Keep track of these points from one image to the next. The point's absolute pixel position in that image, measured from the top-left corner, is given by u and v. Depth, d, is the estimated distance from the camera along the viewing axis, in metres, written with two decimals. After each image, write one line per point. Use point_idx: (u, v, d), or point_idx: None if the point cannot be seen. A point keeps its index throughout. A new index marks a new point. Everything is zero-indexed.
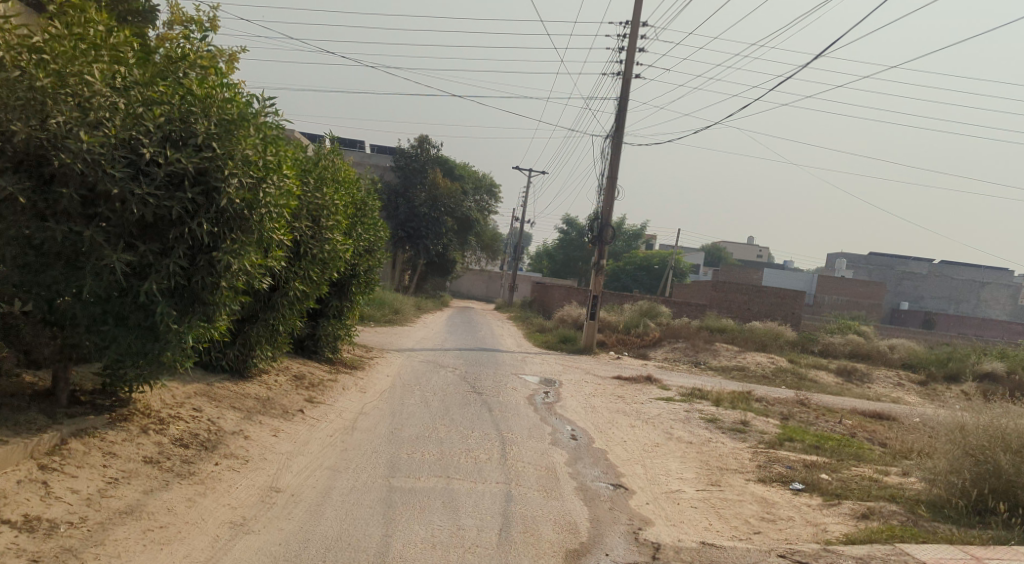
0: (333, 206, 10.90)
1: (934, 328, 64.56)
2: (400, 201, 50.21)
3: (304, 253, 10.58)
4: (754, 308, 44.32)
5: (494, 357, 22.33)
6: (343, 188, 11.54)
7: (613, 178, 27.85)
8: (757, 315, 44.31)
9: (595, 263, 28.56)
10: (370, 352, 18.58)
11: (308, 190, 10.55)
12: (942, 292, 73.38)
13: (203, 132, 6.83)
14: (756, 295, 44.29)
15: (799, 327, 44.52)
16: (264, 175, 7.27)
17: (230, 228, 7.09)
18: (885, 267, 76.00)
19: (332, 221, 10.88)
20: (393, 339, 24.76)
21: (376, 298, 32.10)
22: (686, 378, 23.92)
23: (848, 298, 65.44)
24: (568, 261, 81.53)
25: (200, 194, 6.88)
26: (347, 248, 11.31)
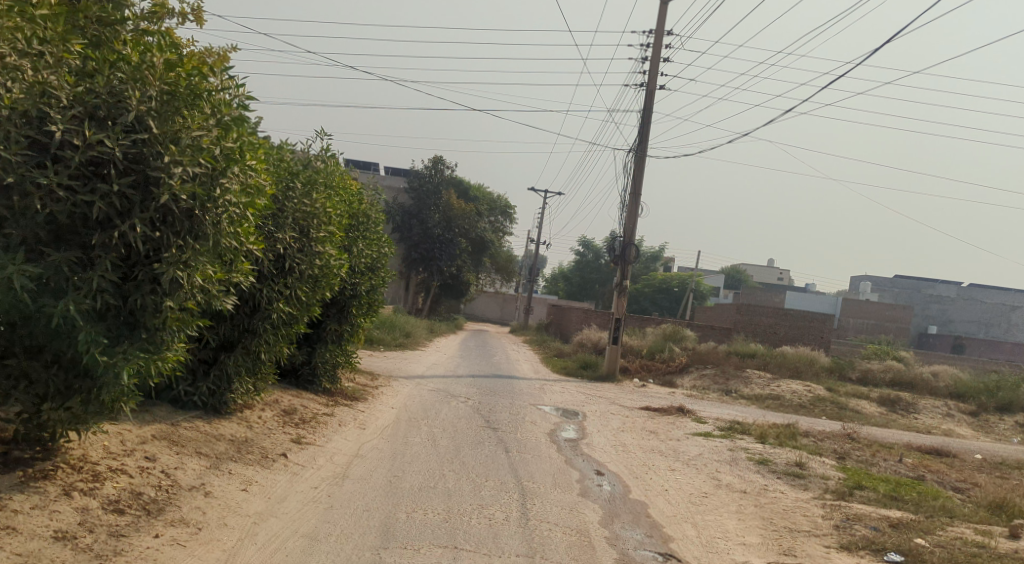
0: (328, 213, 9.45)
1: (965, 353, 62.54)
2: (414, 223, 48.61)
3: (290, 269, 9.07)
4: (782, 332, 42.55)
5: (510, 385, 20.79)
6: (339, 195, 10.03)
7: (636, 194, 26.35)
8: (784, 339, 42.47)
9: (617, 285, 26.99)
10: (376, 380, 17.05)
11: (294, 193, 9.14)
12: (972, 316, 71.44)
13: (138, 109, 5.75)
14: (783, 318, 42.47)
15: (829, 352, 42.66)
16: (219, 166, 6.12)
17: (174, 231, 5.96)
18: (912, 290, 74.12)
19: (327, 229, 9.44)
20: (404, 364, 23.23)
21: (386, 321, 30.63)
22: (719, 408, 22.33)
23: (875, 321, 63.55)
24: (585, 283, 79.83)
25: (131, 186, 5.78)
26: (342, 263, 9.77)
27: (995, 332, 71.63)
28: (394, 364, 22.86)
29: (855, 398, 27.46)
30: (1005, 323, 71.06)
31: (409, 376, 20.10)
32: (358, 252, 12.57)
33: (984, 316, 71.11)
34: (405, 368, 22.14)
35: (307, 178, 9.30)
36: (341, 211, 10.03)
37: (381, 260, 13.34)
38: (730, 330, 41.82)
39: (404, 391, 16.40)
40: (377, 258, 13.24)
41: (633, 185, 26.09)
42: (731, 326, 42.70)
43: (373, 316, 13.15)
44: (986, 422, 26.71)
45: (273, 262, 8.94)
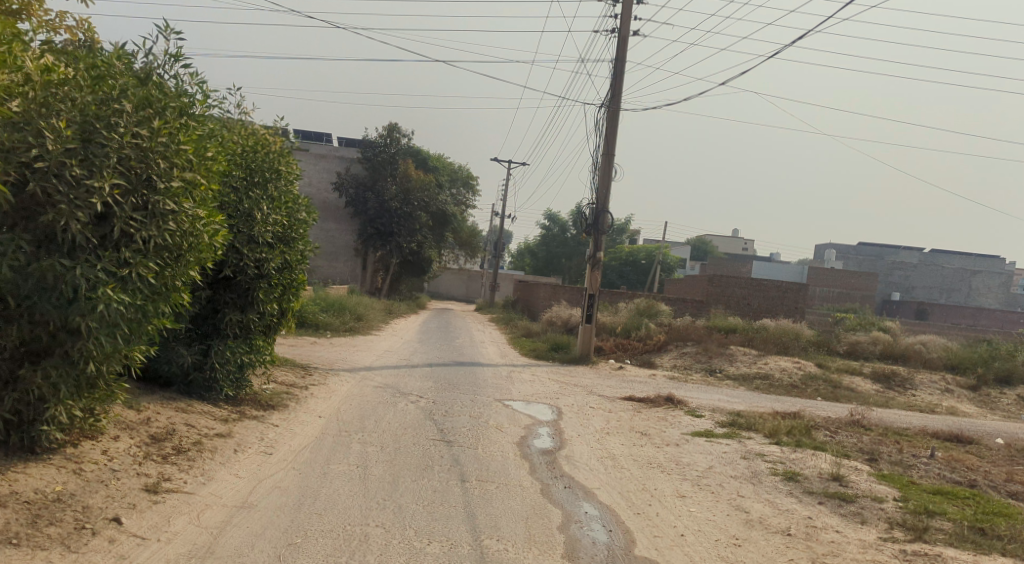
0: (183, 149, 7.01)
1: (929, 319, 60.74)
2: (369, 196, 44.92)
3: (120, 236, 6.64)
4: (757, 303, 40.15)
5: (471, 374, 18.12)
6: (201, 131, 7.49)
7: (609, 155, 23.57)
8: (758, 311, 40.07)
9: (590, 257, 24.28)
10: (308, 378, 14.22)
11: (126, 118, 6.63)
12: (933, 282, 69.74)
13: None
14: (757, 289, 40.02)
15: (807, 322, 40.32)
16: None
17: None
18: (876, 258, 72.44)
19: (186, 172, 7.04)
20: (351, 353, 20.43)
21: (335, 304, 27.74)
22: (705, 392, 19.75)
23: (841, 290, 61.88)
24: (551, 258, 77.17)
25: None
26: (203, 220, 7.33)
27: (956, 298, 69.91)
28: (339, 354, 20.02)
29: (849, 373, 25.03)
30: (965, 288, 70.27)
31: (353, 368, 17.30)
32: (261, 220, 9.84)
33: (946, 281, 70.00)
34: (353, 358, 19.32)
35: (144, 96, 6.74)
36: (213, 151, 7.52)
37: (301, 229, 10.48)
38: (703, 302, 39.34)
39: (343, 392, 13.59)
40: (294, 224, 10.40)
41: (605, 145, 23.32)
42: (703, 299, 40.23)
43: (284, 300, 10.35)
44: (991, 397, 24.37)
45: (94, 223, 6.53)
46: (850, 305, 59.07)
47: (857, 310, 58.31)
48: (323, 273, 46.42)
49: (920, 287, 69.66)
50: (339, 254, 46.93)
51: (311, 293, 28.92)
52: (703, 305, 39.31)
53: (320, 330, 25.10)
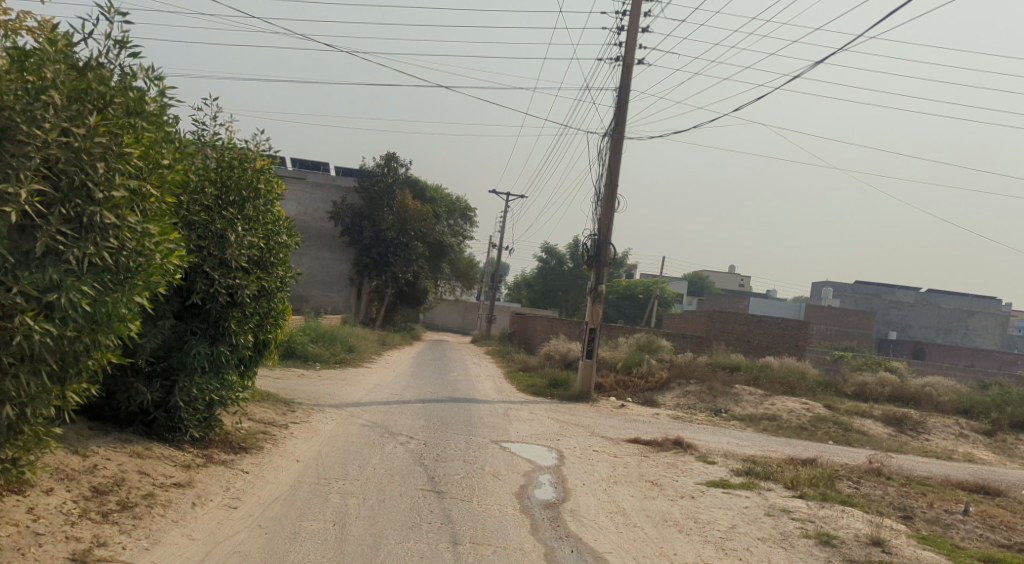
0: (128, 151, 6.37)
1: (925, 358, 59.69)
2: (365, 224, 43.63)
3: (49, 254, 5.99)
4: (758, 340, 39.14)
5: (465, 412, 17.08)
6: (151, 132, 6.71)
7: (612, 184, 22.64)
8: (759, 348, 39.03)
9: (591, 290, 23.31)
10: (289, 416, 13.16)
11: (56, 112, 5.98)
12: (929, 321, 69.31)
13: None
14: (758, 326, 39.00)
15: (808, 360, 39.31)
16: None
17: None
18: (873, 295, 71.86)
19: (131, 180, 6.40)
20: (339, 387, 19.35)
21: (325, 334, 26.71)
22: (711, 435, 18.70)
23: (838, 327, 61.12)
24: (547, 290, 76.23)
25: None
26: (155, 235, 6.65)
27: (952, 337, 68.91)
28: (327, 387, 18.97)
29: (860, 415, 23.96)
30: (961, 327, 69.34)
31: (340, 404, 16.24)
32: (236, 242, 8.83)
33: (941, 321, 69.16)
34: (341, 392, 18.26)
35: (79, 86, 6.12)
36: (169, 156, 6.92)
37: (281, 253, 9.46)
38: (703, 338, 38.34)
39: (326, 431, 12.52)
40: (272, 247, 9.36)
41: (608, 174, 22.40)
42: (703, 334, 39.22)
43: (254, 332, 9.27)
44: (1008, 442, 23.30)
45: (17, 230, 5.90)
46: (848, 343, 58.10)
47: (854, 348, 57.34)
48: (315, 302, 44.59)
49: (916, 326, 69.22)
50: (333, 283, 45.08)
51: (302, 322, 27.88)
52: (702, 342, 38.29)
53: (308, 362, 24.03)
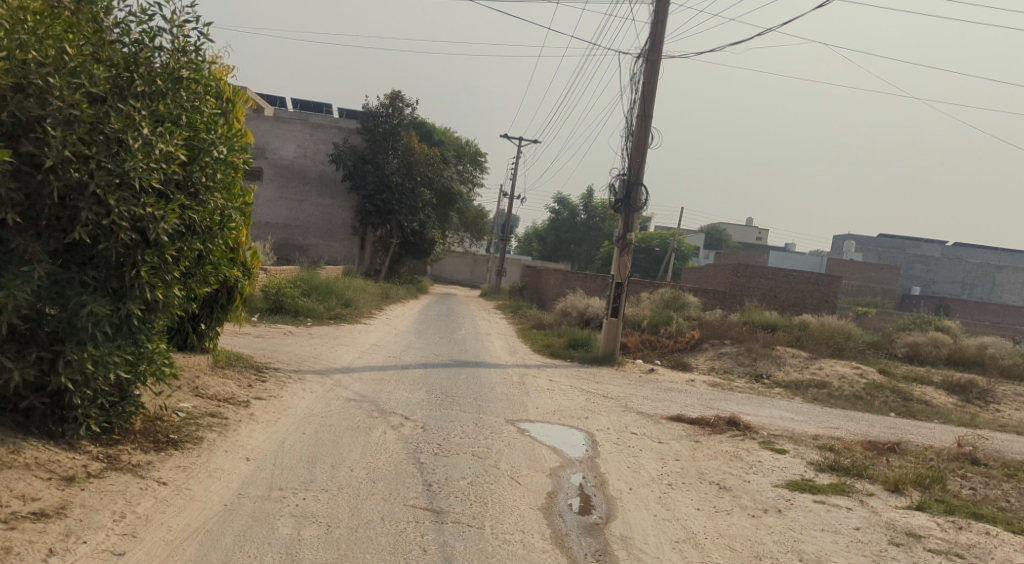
0: None
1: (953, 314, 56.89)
2: (368, 168, 40.82)
3: None
4: (785, 295, 36.39)
5: (476, 381, 14.57)
6: None
7: (645, 114, 20.30)
8: (784, 305, 36.21)
9: (618, 238, 20.61)
10: (250, 389, 10.52)
11: None
12: (954, 275, 66.22)
13: None
14: (784, 280, 36.15)
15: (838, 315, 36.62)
16: None
17: None
18: (897, 250, 68.74)
19: None
20: (330, 348, 16.85)
21: (321, 287, 24.21)
22: (761, 408, 16.14)
23: (861, 282, 58.40)
24: (559, 243, 73.46)
25: None
26: None
27: (979, 293, 65.63)
28: (316, 348, 16.45)
29: (918, 381, 21.31)
30: (988, 281, 65.96)
31: (327, 370, 13.71)
32: (143, 151, 6.50)
33: (967, 276, 65.90)
34: (331, 354, 15.74)
35: None
36: None
37: (208, 167, 7.21)
38: (729, 293, 35.64)
39: (298, 410, 9.90)
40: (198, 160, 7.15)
41: None
42: (726, 289, 36.36)
43: (179, 275, 6.99)
44: None
45: None
46: (870, 299, 55.65)
47: (877, 304, 54.99)
48: (317, 253, 41.73)
49: (942, 281, 66.17)
50: (335, 231, 41.96)
51: (295, 274, 25.32)
52: (722, 298, 35.51)
53: (298, 319, 21.52)
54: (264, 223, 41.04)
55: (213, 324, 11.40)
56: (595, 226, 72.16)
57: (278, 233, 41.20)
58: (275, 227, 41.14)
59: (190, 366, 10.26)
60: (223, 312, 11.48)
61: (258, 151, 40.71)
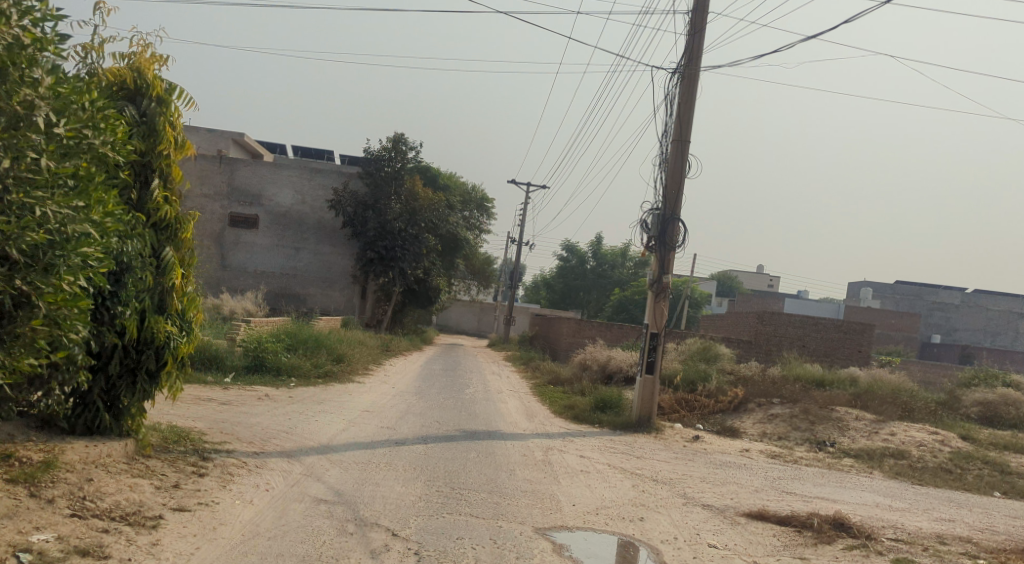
0: None
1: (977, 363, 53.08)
2: (369, 214, 37.99)
3: None
4: (810, 346, 32.70)
5: (491, 461, 11.47)
6: None
7: (682, 139, 17.15)
8: (814, 356, 32.61)
9: (653, 283, 17.47)
10: (174, 494, 7.33)
11: None
12: (979, 323, 62.20)
13: None
14: (812, 328, 32.52)
15: (872, 367, 32.98)
16: None
17: None
18: (914, 297, 65.36)
19: None
20: (312, 416, 13.80)
21: (309, 337, 21.15)
22: (845, 490, 13.04)
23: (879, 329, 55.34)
24: (568, 290, 70.49)
25: None
26: None
27: (1003, 342, 61.75)
28: (293, 417, 13.40)
29: (1010, 450, 18.16)
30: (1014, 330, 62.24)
31: (298, 451, 10.63)
32: None
33: (991, 323, 62.18)
34: (308, 425, 12.67)
35: None
36: None
37: (13, 140, 6.30)
38: (757, 344, 32.46)
39: (236, 532, 6.72)
40: None
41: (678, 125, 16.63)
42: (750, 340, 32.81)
43: None
44: None
45: None
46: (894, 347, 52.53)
47: (901, 353, 51.73)
48: (317, 304, 38.76)
49: (963, 329, 62.34)
50: (335, 280, 38.91)
51: (280, 325, 22.30)
52: (744, 348, 31.86)
53: (280, 378, 18.49)
54: (260, 271, 38.08)
55: (132, 400, 8.44)
56: (604, 273, 69.16)
57: (274, 283, 38.26)
58: (271, 276, 38.19)
59: (82, 463, 7.23)
60: (155, 381, 8.56)
61: (254, 198, 37.84)
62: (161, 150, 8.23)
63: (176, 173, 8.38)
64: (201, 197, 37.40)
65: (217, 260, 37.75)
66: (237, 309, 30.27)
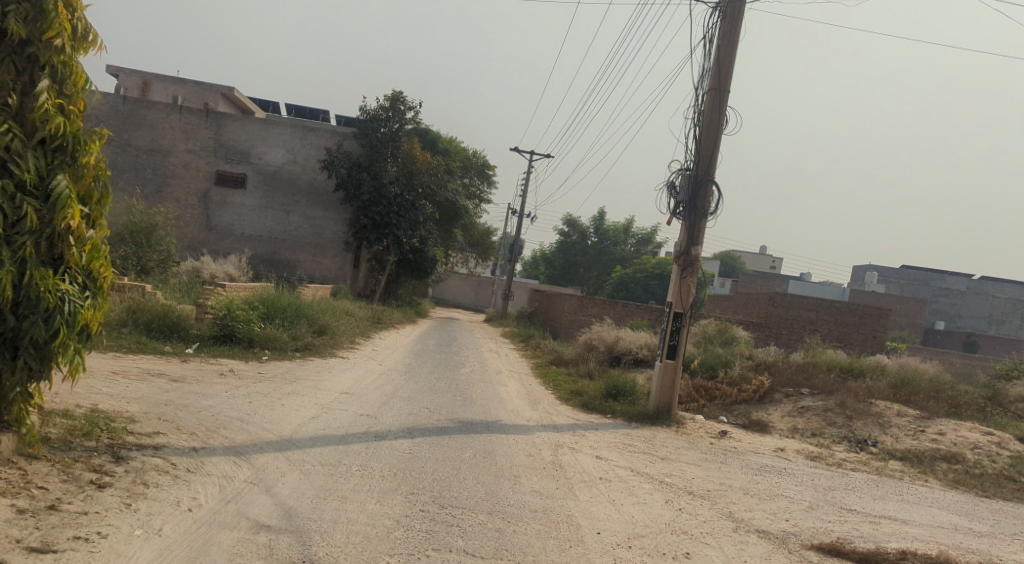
0: None
1: (979, 350, 50.90)
2: (363, 176, 35.64)
3: None
4: (822, 329, 30.53)
5: (491, 465, 9.29)
6: None
7: (719, 87, 14.96)
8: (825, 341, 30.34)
9: (679, 254, 15.28)
10: (42, 523, 5.52)
11: None
12: (981, 311, 60.09)
13: None
14: (824, 311, 30.32)
15: (885, 353, 30.85)
16: None
17: None
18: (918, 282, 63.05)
19: None
20: (278, 398, 11.58)
21: (287, 304, 18.89)
22: (912, 507, 10.93)
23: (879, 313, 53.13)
24: (568, 266, 68.19)
25: None
26: None
27: (1006, 329, 59.61)
28: (254, 399, 11.19)
29: None
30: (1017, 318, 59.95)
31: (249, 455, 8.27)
32: None
33: (995, 310, 59.88)
34: (271, 411, 10.45)
35: None
36: None
37: None
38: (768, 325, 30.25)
39: None
40: None
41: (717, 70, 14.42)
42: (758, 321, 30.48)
43: None
44: None
45: None
46: (900, 333, 50.41)
47: (907, 339, 49.52)
48: (305, 271, 36.42)
49: (967, 316, 60.14)
50: (326, 247, 36.61)
51: (256, 292, 20.03)
52: (751, 329, 29.40)
53: (250, 351, 16.25)
54: (246, 235, 35.75)
55: (15, 378, 6.86)
56: (606, 250, 66.85)
57: (260, 247, 35.97)
58: (258, 241, 35.89)
59: None
60: (43, 355, 6.97)
61: (242, 155, 35.50)
62: (51, 40, 6.98)
63: (72, 73, 7.13)
64: (186, 152, 34.99)
65: (201, 221, 35.39)
66: (218, 273, 28.02)
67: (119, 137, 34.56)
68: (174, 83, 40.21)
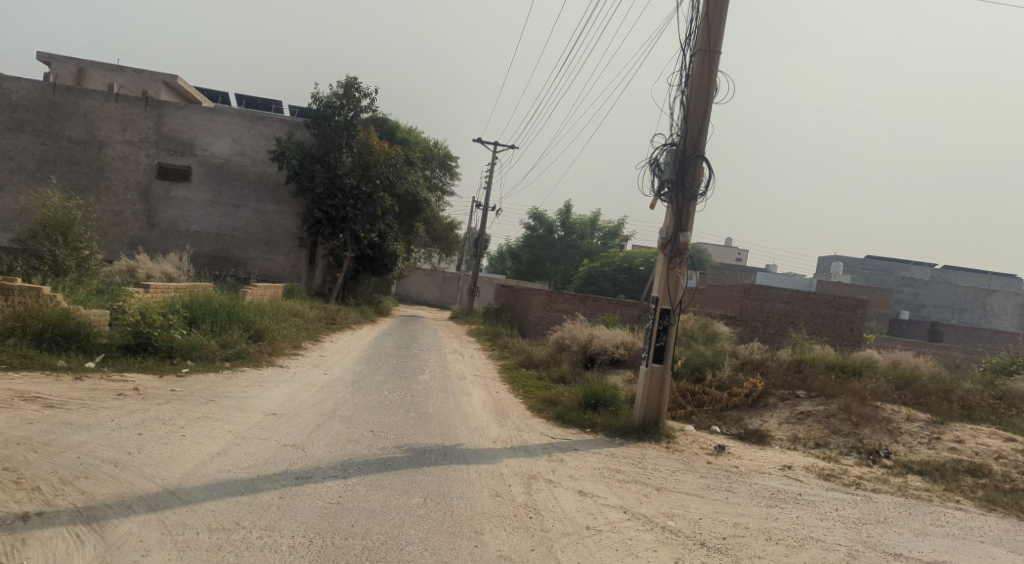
0: None
1: (946, 340, 49.26)
2: (316, 167, 33.10)
3: None
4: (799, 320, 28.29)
5: (442, 516, 7.10)
6: None
7: (709, 47, 12.92)
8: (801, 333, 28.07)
9: (664, 243, 13.18)
10: None
11: None
12: (946, 299, 58.22)
13: None
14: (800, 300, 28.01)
15: (860, 345, 28.54)
16: None
17: None
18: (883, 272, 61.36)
19: None
20: (181, 426, 9.27)
21: (217, 305, 16.52)
22: (965, 546, 8.92)
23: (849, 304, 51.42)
24: (534, 261, 65.95)
25: None
26: None
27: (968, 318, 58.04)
28: (148, 429, 8.82)
29: None
30: (977, 306, 58.21)
31: (89, 551, 6.08)
32: None
33: (959, 299, 58.19)
34: (164, 446, 8.12)
35: None
36: None
37: None
38: (741, 317, 28.06)
39: None
40: None
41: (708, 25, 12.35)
42: (732, 313, 28.46)
43: None
44: None
45: None
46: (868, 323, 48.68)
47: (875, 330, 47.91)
48: (256, 269, 33.94)
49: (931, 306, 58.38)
50: (278, 243, 34.13)
51: (183, 292, 17.65)
52: (726, 324, 27.36)
53: (168, 363, 13.89)
54: (191, 231, 33.21)
55: None
56: (573, 243, 64.79)
57: (208, 244, 33.50)
58: (204, 237, 33.38)
59: None
60: None
61: (185, 146, 32.93)
62: None
63: None
64: (123, 143, 32.34)
65: (142, 218, 32.80)
66: (156, 273, 25.56)
67: (48, 126, 31.75)
68: (112, 69, 37.48)
